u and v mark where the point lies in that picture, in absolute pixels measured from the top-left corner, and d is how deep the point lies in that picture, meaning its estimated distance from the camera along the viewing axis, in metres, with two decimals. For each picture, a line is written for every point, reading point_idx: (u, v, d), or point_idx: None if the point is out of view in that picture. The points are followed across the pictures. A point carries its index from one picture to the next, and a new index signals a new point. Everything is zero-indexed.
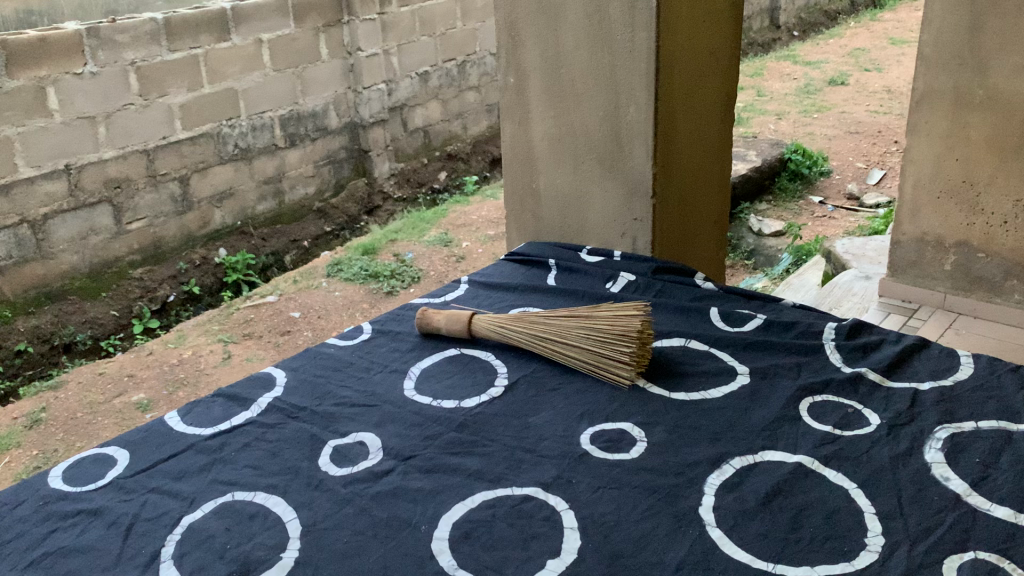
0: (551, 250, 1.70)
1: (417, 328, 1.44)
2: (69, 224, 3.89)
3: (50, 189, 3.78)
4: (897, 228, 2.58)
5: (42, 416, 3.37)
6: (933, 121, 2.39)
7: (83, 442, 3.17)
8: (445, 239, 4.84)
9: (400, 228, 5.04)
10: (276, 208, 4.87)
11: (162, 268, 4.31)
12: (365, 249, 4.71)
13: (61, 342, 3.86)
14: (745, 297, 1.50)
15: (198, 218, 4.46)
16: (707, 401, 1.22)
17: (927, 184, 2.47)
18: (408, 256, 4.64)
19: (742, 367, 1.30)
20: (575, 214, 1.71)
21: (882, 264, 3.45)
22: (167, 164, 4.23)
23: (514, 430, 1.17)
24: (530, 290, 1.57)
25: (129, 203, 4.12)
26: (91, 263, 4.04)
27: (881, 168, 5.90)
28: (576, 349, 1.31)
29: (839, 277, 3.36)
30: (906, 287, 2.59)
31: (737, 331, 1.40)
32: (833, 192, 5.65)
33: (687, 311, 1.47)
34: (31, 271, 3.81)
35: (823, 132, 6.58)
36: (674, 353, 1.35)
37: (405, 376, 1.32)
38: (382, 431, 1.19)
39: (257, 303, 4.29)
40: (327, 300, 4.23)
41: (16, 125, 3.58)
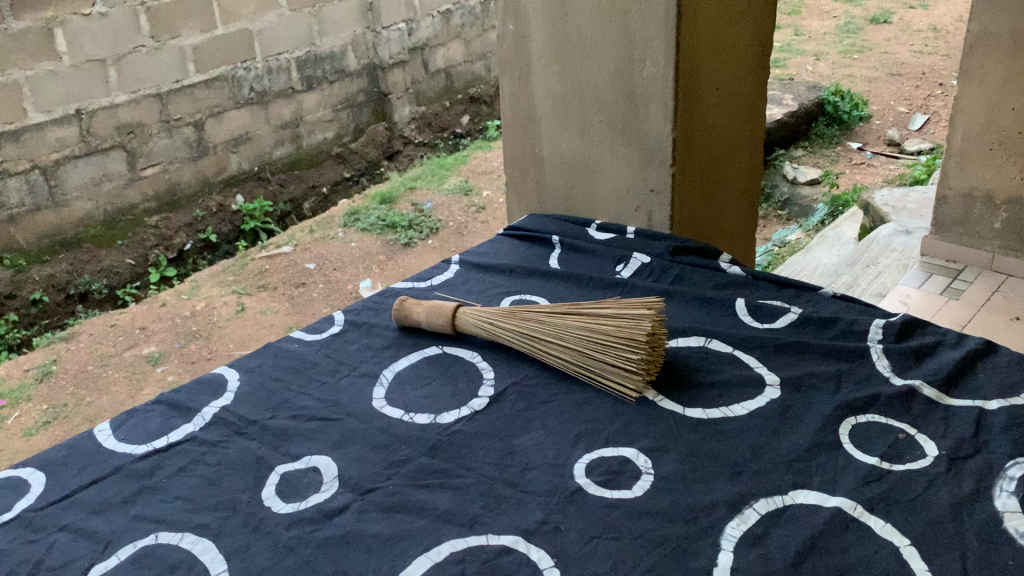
0: (555, 224, 1.50)
1: (394, 322, 1.25)
2: (80, 171, 3.71)
3: (61, 134, 3.59)
4: (944, 181, 2.43)
5: (53, 368, 3.22)
6: (988, 66, 2.21)
7: (93, 397, 3.00)
8: (464, 188, 4.61)
9: (419, 176, 4.83)
10: (292, 153, 4.67)
11: (178, 216, 4.12)
12: (382, 198, 4.49)
13: (77, 292, 3.73)
14: (777, 285, 1.30)
15: (214, 164, 4.27)
16: (729, 420, 1.03)
17: (978, 135, 2.30)
18: (426, 205, 4.43)
19: (772, 375, 1.10)
20: (583, 184, 1.51)
21: (924, 217, 3.19)
22: (181, 109, 4.03)
23: (496, 457, 0.99)
24: (529, 274, 1.37)
25: (142, 149, 3.93)
26: (105, 211, 3.87)
27: (924, 113, 5.56)
28: (574, 351, 1.11)
29: (876, 231, 3.12)
30: (951, 246, 2.47)
31: (767, 328, 1.20)
32: (874, 137, 5.34)
33: (709, 303, 1.26)
34: (44, 219, 3.66)
35: (865, 74, 6.23)
36: (692, 356, 1.15)
37: (376, 381, 1.13)
38: (341, 455, 1.00)
39: (272, 253, 4.10)
40: (343, 251, 4.03)
41: (24, 69, 3.38)
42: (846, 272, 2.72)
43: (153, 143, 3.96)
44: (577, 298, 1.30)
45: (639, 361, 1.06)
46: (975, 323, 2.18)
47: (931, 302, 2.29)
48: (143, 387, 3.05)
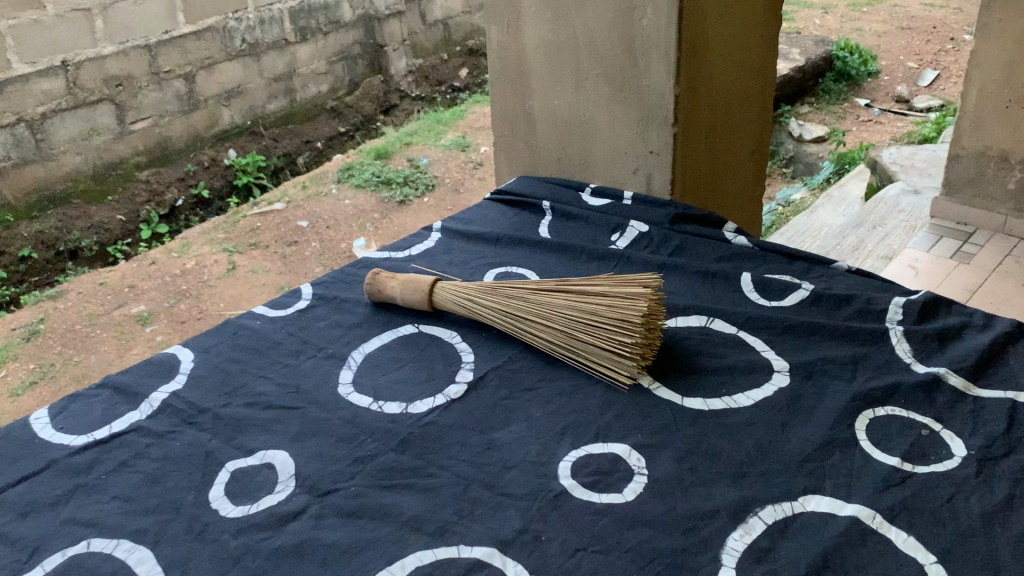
0: (548, 189, 1.39)
1: (367, 297, 1.14)
2: (69, 123, 3.54)
3: (48, 87, 3.42)
4: (956, 141, 2.31)
5: (40, 327, 2.95)
6: (1007, 19, 2.06)
7: (84, 356, 2.68)
8: (460, 144, 4.39)
9: (415, 132, 4.65)
10: (287, 107, 4.52)
11: (168, 171, 3.96)
12: (377, 153, 4.33)
13: (67, 249, 3.52)
14: (786, 258, 1.19)
15: (206, 117, 4.11)
16: (732, 411, 0.92)
17: (995, 92, 2.17)
18: (422, 162, 4.23)
19: (780, 361, 1.00)
20: (576, 144, 1.39)
21: (934, 177, 3.07)
22: (172, 61, 3.87)
23: (472, 453, 0.88)
24: (517, 244, 1.27)
25: (131, 102, 3.77)
26: (94, 164, 3.70)
27: (935, 69, 5.40)
28: (562, 331, 1.00)
29: (884, 190, 3.00)
30: (963, 208, 2.36)
31: (775, 306, 1.09)
32: (882, 93, 5.19)
33: (712, 277, 1.15)
34: (32, 173, 3.47)
35: (874, 28, 6.04)
36: (692, 337, 1.04)
37: (344, 364, 1.03)
38: (300, 449, 0.90)
39: (264, 209, 3.87)
40: (336, 209, 3.81)
41: (8, 18, 3.18)
42: (853, 233, 2.60)
43: (144, 96, 3.80)
44: (568, 272, 1.19)
45: (634, 345, 0.95)
46: (985, 287, 2.07)
47: (939, 265, 2.18)
48: (131, 347, 2.80)
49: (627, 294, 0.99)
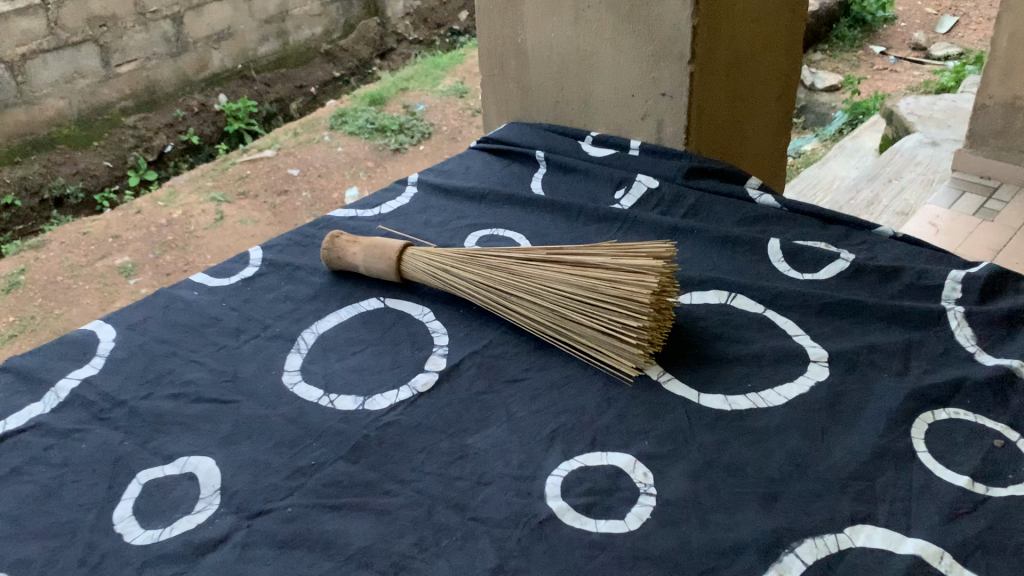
0: (542, 138, 1.21)
1: (324, 265, 0.97)
2: (51, 66, 3.22)
3: (27, 26, 3.10)
4: (982, 90, 2.12)
5: (19, 279, 2.45)
6: None
7: (60, 308, 2.24)
8: (460, 87, 3.73)
9: (413, 76, 4.12)
10: (280, 50, 4.16)
11: (156, 117, 3.64)
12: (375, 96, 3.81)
13: (51, 196, 3.22)
14: (821, 222, 1.01)
15: (195, 60, 3.79)
16: (759, 413, 0.75)
17: None
18: (418, 108, 3.61)
19: (816, 348, 0.82)
20: (575, 84, 1.19)
21: (954, 129, 2.85)
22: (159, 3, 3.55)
23: (439, 463, 0.72)
24: (506, 204, 1.09)
25: (117, 44, 3.44)
26: (79, 110, 3.38)
27: (954, 15, 5.12)
28: (554, 309, 0.83)
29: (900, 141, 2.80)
30: (988, 161, 2.17)
31: (807, 281, 0.92)
32: (898, 41, 4.93)
33: (732, 244, 0.98)
34: (14, 117, 3.17)
35: None
36: (710, 316, 0.87)
37: (292, 347, 0.86)
38: (229, 456, 0.74)
39: (253, 157, 3.33)
40: (328, 156, 3.24)
41: None
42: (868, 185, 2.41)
43: (130, 38, 3.48)
44: (565, 237, 1.02)
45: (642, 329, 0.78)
46: (1012, 246, 1.89)
47: (963, 222, 2.00)
48: (115, 301, 2.34)
49: (634, 266, 0.81)
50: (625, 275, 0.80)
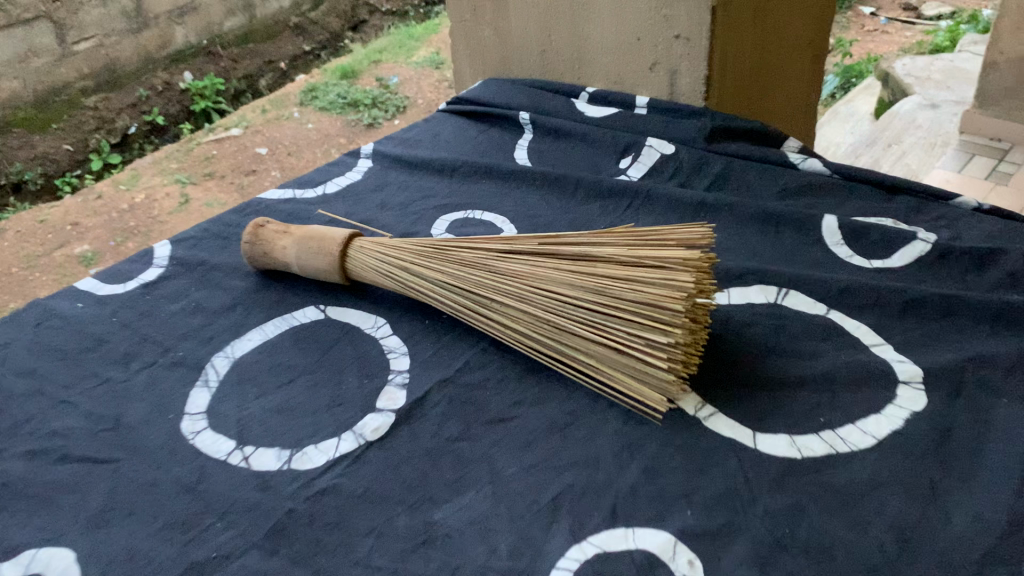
0: (526, 95, 0.98)
1: (250, 264, 0.75)
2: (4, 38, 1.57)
3: None
4: (991, 45, 1.84)
5: None
6: None
7: None
8: (439, 56, 2.22)
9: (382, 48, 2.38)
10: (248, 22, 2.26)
11: (120, 95, 1.90)
12: (342, 73, 2.14)
13: None
14: (884, 192, 0.80)
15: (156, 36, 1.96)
16: (839, 464, 0.54)
17: None
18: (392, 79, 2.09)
19: (905, 364, 0.61)
20: (565, 28, 0.96)
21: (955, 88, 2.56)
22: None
23: (395, 555, 0.50)
24: (484, 178, 0.87)
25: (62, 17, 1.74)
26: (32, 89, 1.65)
27: None
28: (549, 319, 0.60)
29: (897, 105, 2.52)
30: (997, 122, 1.90)
31: (882, 271, 0.70)
32: (887, 1, 4.69)
33: (776, 223, 0.76)
34: None
35: None
36: (757, 322, 0.66)
37: (197, 381, 0.64)
38: (95, 548, 0.52)
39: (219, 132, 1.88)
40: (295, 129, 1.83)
41: None
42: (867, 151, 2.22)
43: (92, 8, 1.74)
44: (562, 221, 0.80)
45: (675, 348, 0.56)
46: None
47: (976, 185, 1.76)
48: None
49: (661, 260, 0.59)
50: (649, 274, 0.58)
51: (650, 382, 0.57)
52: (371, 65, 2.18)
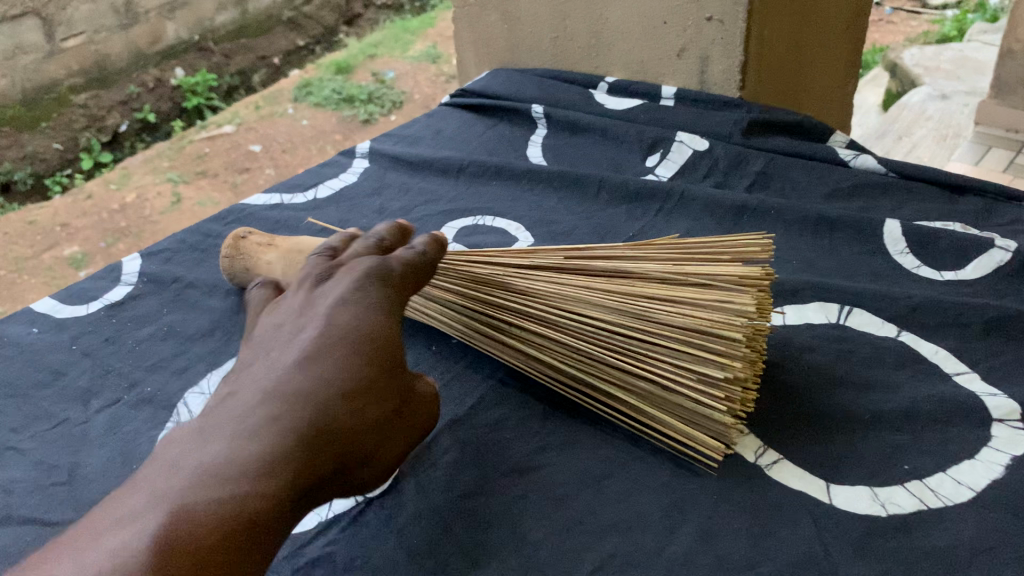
0: (539, 87, 0.89)
1: (230, 279, 0.65)
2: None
3: None
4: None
5: None
6: None
7: None
8: (436, 50, 2.10)
9: (377, 41, 2.23)
10: (242, 16, 2.07)
11: (109, 93, 1.73)
12: (337, 67, 2.04)
13: None
14: (947, 192, 0.70)
15: (148, 31, 1.79)
16: (934, 524, 0.45)
17: None
18: (389, 75, 1.96)
19: (998, 398, 0.52)
20: (580, 11, 0.87)
21: (966, 79, 2.43)
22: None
23: None
24: (495, 179, 0.78)
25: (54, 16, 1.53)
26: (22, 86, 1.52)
27: None
28: (582, 348, 0.51)
29: (907, 96, 2.39)
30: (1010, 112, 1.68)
31: (954, 284, 0.61)
32: None
33: (830, 228, 0.67)
34: None
35: None
36: (818, 347, 0.57)
37: (166, 420, 0.54)
38: None
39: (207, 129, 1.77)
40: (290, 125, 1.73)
41: None
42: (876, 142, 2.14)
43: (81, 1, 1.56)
44: (585, 227, 0.70)
45: (735, 386, 0.47)
46: None
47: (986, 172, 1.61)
48: None
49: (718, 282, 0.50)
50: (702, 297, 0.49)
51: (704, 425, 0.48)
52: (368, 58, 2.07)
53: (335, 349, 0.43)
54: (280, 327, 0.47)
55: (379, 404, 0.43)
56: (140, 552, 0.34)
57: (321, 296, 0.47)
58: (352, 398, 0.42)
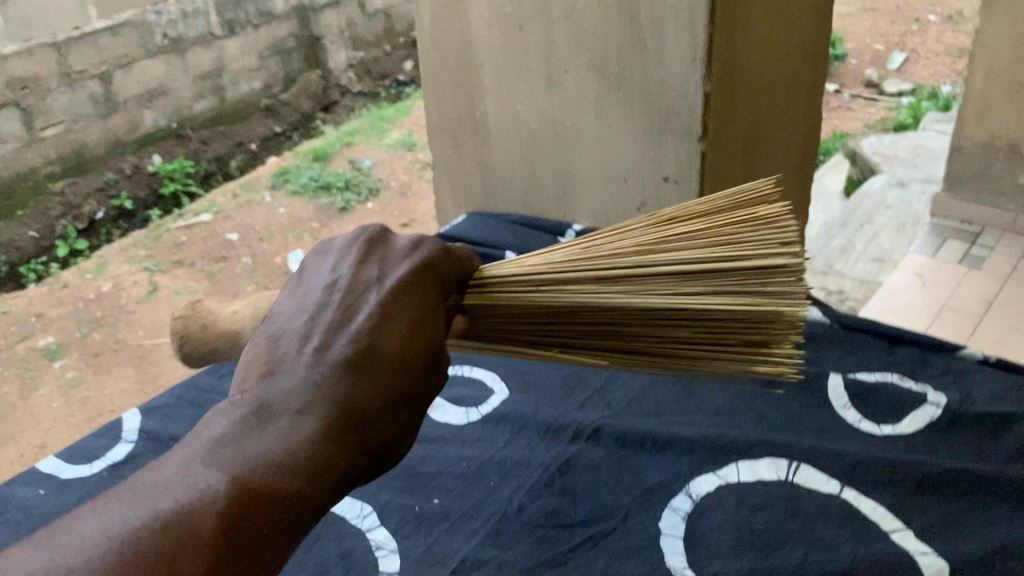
0: (510, 236, 0.96)
1: (177, 345, 0.64)
2: None
3: None
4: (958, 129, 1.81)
5: None
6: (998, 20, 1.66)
7: None
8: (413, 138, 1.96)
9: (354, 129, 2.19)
10: (219, 103, 2.18)
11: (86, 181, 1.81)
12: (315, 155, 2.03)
13: None
14: (886, 342, 0.77)
15: (126, 119, 1.94)
16: None
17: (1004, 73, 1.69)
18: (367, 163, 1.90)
19: (929, 557, 0.57)
20: (550, 165, 0.94)
21: (923, 168, 2.52)
22: (83, 56, 1.80)
23: None
24: None
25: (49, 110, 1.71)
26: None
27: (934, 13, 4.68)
28: (636, 266, 0.59)
29: (867, 185, 2.48)
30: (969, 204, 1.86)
31: (891, 437, 0.67)
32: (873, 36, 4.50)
33: (779, 382, 0.73)
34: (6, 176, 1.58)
35: None
36: (770, 504, 0.62)
37: None
38: None
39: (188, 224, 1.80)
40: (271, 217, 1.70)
41: None
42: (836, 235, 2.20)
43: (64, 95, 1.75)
44: (554, 377, 0.76)
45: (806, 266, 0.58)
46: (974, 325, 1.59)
47: (933, 294, 1.69)
48: None
49: (736, 196, 0.62)
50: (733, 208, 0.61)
51: (773, 323, 0.58)
52: (345, 146, 2.05)
53: (387, 366, 0.49)
54: (326, 304, 0.51)
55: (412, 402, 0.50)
56: (198, 528, 0.41)
57: (369, 278, 0.52)
58: (394, 395, 0.49)
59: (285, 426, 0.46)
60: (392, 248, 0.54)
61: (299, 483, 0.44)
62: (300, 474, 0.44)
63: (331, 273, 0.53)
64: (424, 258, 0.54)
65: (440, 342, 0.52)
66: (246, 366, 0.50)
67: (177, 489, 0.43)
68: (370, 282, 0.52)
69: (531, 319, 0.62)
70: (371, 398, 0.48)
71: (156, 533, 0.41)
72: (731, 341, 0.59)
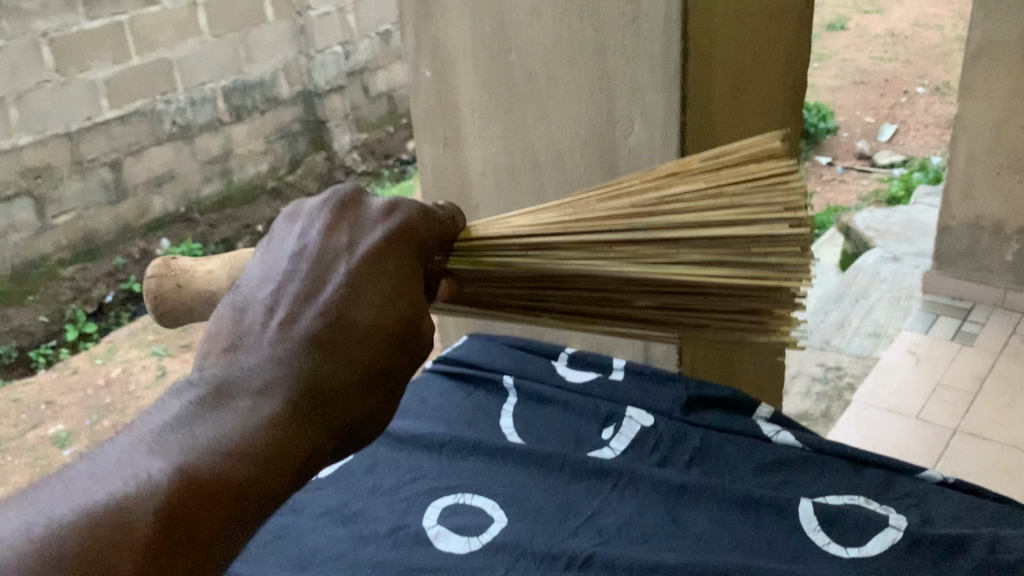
0: (508, 357, 1.03)
1: (148, 303, 0.70)
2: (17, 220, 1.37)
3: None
4: (945, 210, 2.17)
5: None
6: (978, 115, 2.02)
7: None
8: None
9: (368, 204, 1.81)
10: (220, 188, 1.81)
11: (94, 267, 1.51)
12: None
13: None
14: (853, 463, 0.84)
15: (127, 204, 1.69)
16: None
17: (983, 159, 2.05)
18: None
19: None
20: None
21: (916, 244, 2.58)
22: (95, 145, 1.79)
23: None
24: (471, 455, 0.90)
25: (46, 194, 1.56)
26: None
27: (924, 84, 4.78)
28: (630, 232, 0.68)
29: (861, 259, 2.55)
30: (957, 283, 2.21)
31: (857, 559, 0.73)
32: (867, 108, 4.59)
33: (755, 507, 0.79)
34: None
35: (834, 48, 5.37)
36: None
37: None
38: None
39: None
40: None
41: None
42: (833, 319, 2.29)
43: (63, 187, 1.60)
44: (549, 501, 0.83)
45: (809, 225, 0.65)
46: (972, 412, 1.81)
47: (928, 372, 1.96)
48: None
49: (741, 153, 0.69)
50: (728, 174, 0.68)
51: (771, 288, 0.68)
52: None
53: (365, 341, 0.57)
54: (296, 272, 0.59)
55: (385, 369, 0.58)
56: (146, 503, 0.48)
57: (341, 249, 0.59)
58: (368, 369, 0.57)
59: (247, 406, 0.54)
60: (364, 214, 0.62)
61: (250, 469, 0.52)
62: (255, 462, 0.53)
63: (300, 241, 0.60)
64: (394, 226, 0.62)
65: (413, 312, 0.60)
66: (215, 333, 0.59)
67: (133, 465, 0.50)
68: (340, 249, 0.59)
69: (527, 280, 0.72)
70: (340, 376, 0.56)
71: (101, 508, 0.47)
72: (726, 295, 0.69)
